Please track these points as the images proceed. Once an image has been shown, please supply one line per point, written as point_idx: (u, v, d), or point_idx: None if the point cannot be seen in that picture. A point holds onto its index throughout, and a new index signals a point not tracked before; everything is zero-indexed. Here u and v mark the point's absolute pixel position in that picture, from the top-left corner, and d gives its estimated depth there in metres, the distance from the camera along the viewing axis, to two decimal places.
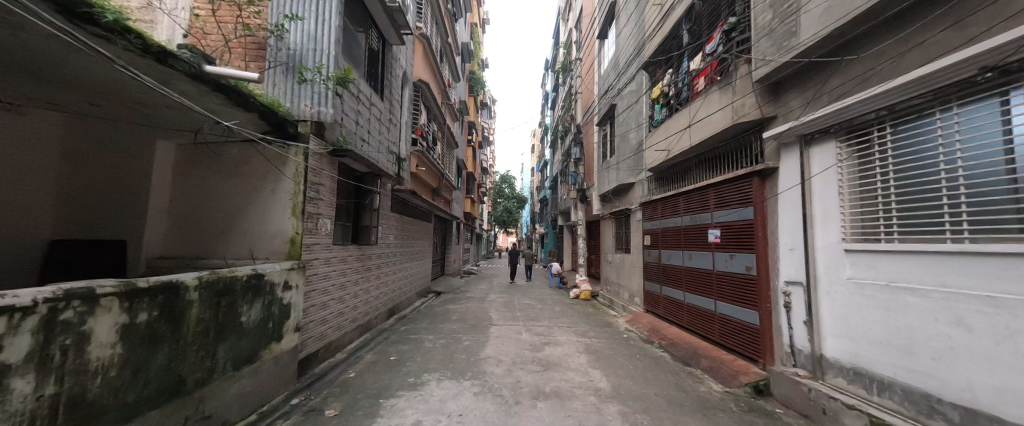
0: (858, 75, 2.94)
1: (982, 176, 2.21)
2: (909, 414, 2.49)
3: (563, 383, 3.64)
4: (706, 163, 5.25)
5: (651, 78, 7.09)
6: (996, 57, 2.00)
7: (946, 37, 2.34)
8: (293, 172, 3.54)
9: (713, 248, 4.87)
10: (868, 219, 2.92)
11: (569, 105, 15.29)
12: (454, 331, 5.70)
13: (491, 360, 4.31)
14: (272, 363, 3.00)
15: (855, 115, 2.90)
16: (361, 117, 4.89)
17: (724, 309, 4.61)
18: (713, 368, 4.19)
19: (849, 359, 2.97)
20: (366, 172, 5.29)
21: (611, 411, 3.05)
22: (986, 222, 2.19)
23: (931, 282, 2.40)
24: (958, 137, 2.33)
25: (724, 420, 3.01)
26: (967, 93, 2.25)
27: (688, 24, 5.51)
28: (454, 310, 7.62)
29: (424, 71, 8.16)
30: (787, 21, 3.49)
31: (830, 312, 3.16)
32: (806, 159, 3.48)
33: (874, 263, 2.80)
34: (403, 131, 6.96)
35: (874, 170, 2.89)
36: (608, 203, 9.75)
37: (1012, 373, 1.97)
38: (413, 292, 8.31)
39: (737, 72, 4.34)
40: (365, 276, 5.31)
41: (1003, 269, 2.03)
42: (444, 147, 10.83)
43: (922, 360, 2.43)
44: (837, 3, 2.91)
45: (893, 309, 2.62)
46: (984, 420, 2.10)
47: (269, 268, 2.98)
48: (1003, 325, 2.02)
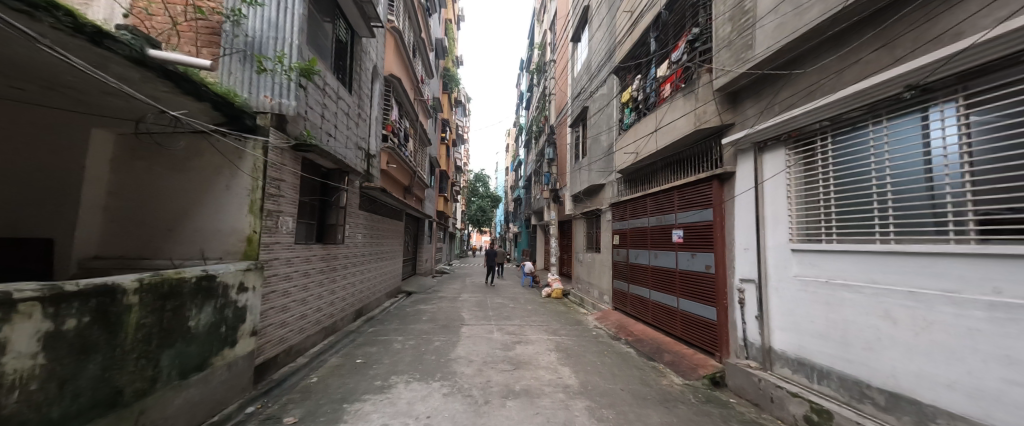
0: (805, 88, 3.18)
1: (907, 183, 2.47)
2: (843, 400, 2.74)
3: (533, 382, 3.68)
4: (671, 166, 5.48)
5: (621, 82, 7.30)
6: (919, 76, 2.23)
7: (877, 57, 2.59)
8: (252, 167, 3.34)
9: (677, 248, 5.09)
10: (812, 221, 3.17)
11: (543, 106, 15.44)
12: (425, 332, 5.60)
13: (462, 360, 4.28)
14: (226, 369, 2.82)
15: (802, 125, 3.14)
16: (327, 111, 4.69)
17: (686, 305, 4.84)
18: (674, 362, 4.39)
19: (794, 350, 3.22)
20: (332, 168, 5.08)
21: (578, 407, 3.13)
22: (909, 225, 2.44)
23: (864, 279, 2.65)
24: (887, 148, 2.58)
25: (684, 412, 3.16)
26: (896, 108, 2.50)
27: (655, 32, 5.74)
28: (425, 310, 7.49)
29: (396, 66, 7.96)
30: (744, 34, 3.71)
31: (779, 307, 3.40)
32: (759, 164, 3.72)
33: (817, 261, 3.05)
34: (373, 126, 6.74)
35: (818, 176, 3.13)
36: (580, 204, 9.96)
37: (929, 360, 2.22)
38: (383, 292, 8.08)
39: (699, 80, 4.56)
40: (330, 276, 5.10)
41: (923, 267, 2.28)
42: (416, 144, 10.60)
43: (854, 349, 2.68)
44: (787, 20, 3.13)
45: (832, 303, 2.87)
46: (904, 403, 2.35)
47: (222, 269, 2.78)
48: (922, 317, 2.27)
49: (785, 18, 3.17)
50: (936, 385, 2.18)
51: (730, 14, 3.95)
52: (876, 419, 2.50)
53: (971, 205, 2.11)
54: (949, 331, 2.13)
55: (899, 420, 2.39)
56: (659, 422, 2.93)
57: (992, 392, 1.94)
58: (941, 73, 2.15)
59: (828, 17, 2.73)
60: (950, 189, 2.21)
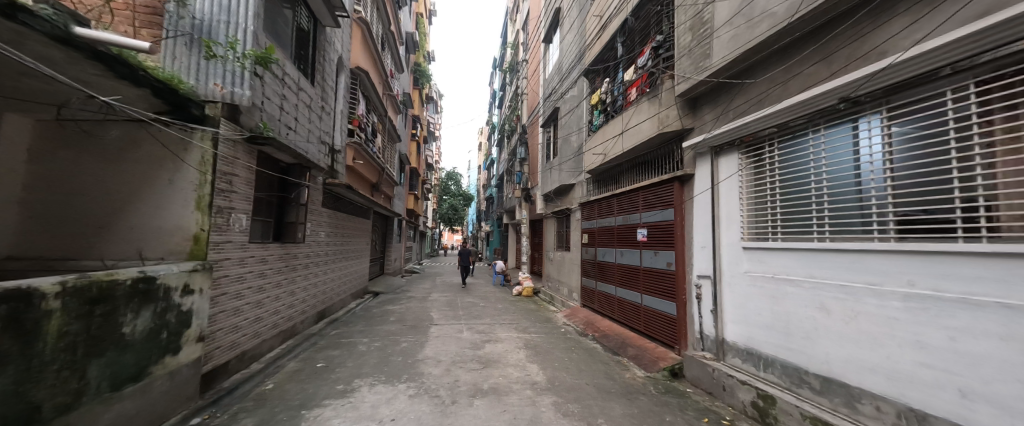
0: (755, 96, 3.42)
1: (840, 187, 2.71)
2: (784, 385, 2.98)
3: (501, 380, 3.69)
4: (636, 168, 5.69)
5: (590, 84, 7.47)
6: (851, 89, 2.47)
7: (816, 70, 2.84)
8: (199, 160, 3.10)
9: (641, 246, 5.29)
10: (760, 221, 3.41)
11: (516, 105, 15.49)
12: (391, 333, 5.45)
13: (429, 361, 4.21)
14: (167, 379, 2.59)
15: (752, 131, 3.37)
16: (286, 102, 4.44)
17: (649, 301, 5.04)
18: (637, 355, 4.57)
19: (744, 341, 3.45)
20: (292, 163, 4.81)
21: (545, 403, 3.18)
22: (843, 225, 2.68)
23: (804, 274, 2.89)
24: (824, 154, 2.82)
25: (645, 403, 3.30)
26: (833, 117, 2.74)
27: (622, 37, 5.92)
28: (393, 311, 7.30)
29: (363, 59, 7.67)
30: (702, 43, 3.92)
31: (731, 301, 3.63)
32: (715, 167, 3.94)
33: (764, 258, 3.29)
34: (337, 120, 6.45)
35: (766, 179, 3.38)
36: (551, 203, 10.11)
37: (856, 347, 2.46)
38: (348, 293, 7.79)
39: (663, 85, 4.75)
40: (289, 277, 4.84)
41: (852, 263, 2.53)
42: (385, 140, 10.28)
43: (795, 339, 2.92)
44: (741, 32, 3.34)
45: (776, 297, 3.10)
46: (836, 386, 2.59)
47: (163, 271, 2.56)
48: (851, 308, 2.51)
49: (738, 30, 3.38)
50: (861, 369, 2.43)
51: (690, 23, 4.15)
52: (812, 402, 2.73)
53: (892, 207, 2.36)
54: (873, 320, 2.37)
55: (831, 402, 2.62)
56: (621, 414, 3.04)
57: (906, 373, 2.19)
58: (871, 87, 2.38)
59: (775, 31, 2.95)
60: (875, 192, 2.46)
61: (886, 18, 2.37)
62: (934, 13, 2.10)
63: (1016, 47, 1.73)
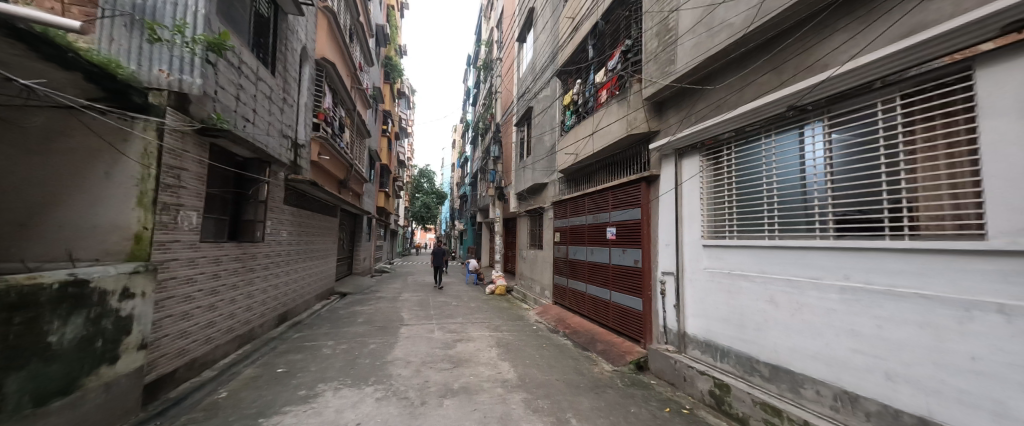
0: (713, 102, 3.62)
1: (787, 188, 2.93)
2: (738, 373, 3.19)
3: (472, 378, 3.68)
4: (606, 168, 5.84)
5: (563, 85, 7.58)
6: (797, 97, 2.67)
7: (767, 79, 3.05)
8: (142, 152, 2.86)
9: (611, 244, 5.45)
10: (718, 220, 3.61)
11: (490, 103, 15.44)
12: (359, 335, 5.28)
13: (399, 362, 4.12)
14: (103, 391, 2.37)
15: (712, 135, 3.56)
16: (243, 92, 4.17)
17: (617, 298, 5.20)
18: (606, 351, 4.70)
19: (703, 334, 3.65)
20: (249, 157, 4.53)
21: (515, 400, 3.20)
22: (790, 224, 2.89)
23: (756, 269, 3.10)
24: (774, 158, 3.04)
25: (612, 396, 3.41)
26: (782, 124, 2.96)
27: (593, 40, 6.05)
28: (361, 312, 7.08)
29: (330, 50, 7.35)
30: (668, 49, 4.08)
31: (692, 296, 3.83)
32: (678, 168, 4.13)
33: (722, 255, 3.49)
34: (301, 113, 6.15)
35: (724, 181, 3.58)
36: (524, 202, 10.20)
37: (799, 336, 2.68)
38: (312, 294, 7.46)
39: (631, 88, 4.90)
40: (246, 278, 4.57)
41: (798, 259, 2.74)
42: (354, 135, 9.92)
43: (748, 330, 3.12)
44: (702, 40, 3.51)
45: (732, 291, 3.30)
46: (782, 373, 2.80)
47: (97, 273, 2.33)
48: (796, 300, 2.72)
49: (699, 38, 3.55)
50: (804, 356, 2.63)
51: (657, 29, 4.31)
52: (762, 388, 2.94)
53: (831, 208, 2.57)
54: (814, 311, 2.58)
55: (778, 388, 2.83)
56: (589, 408, 3.12)
57: (840, 359, 2.41)
58: (815, 96, 2.59)
59: (733, 41, 3.13)
60: (817, 194, 2.68)
61: (828, 33, 2.59)
62: (869, 31, 2.32)
63: (939, 64, 1.94)
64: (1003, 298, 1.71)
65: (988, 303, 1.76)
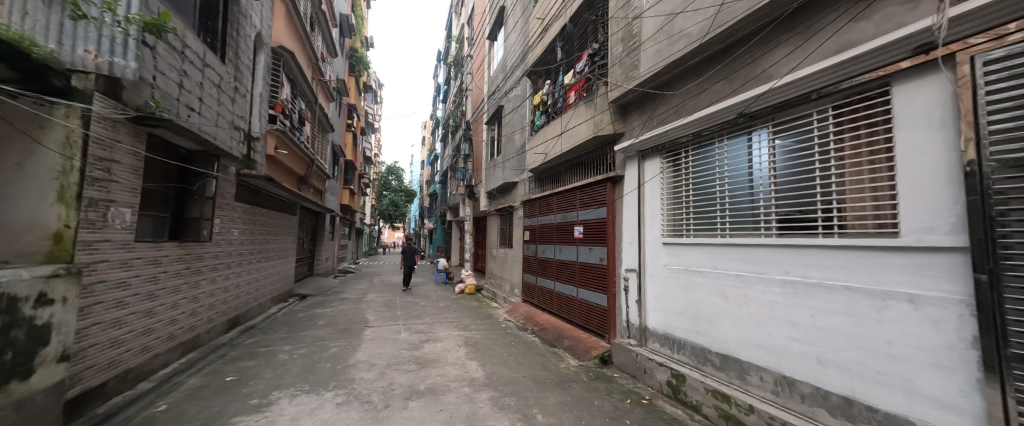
0: (672, 107, 3.81)
1: (737, 190, 3.14)
2: (693, 363, 3.39)
3: (439, 379, 3.63)
4: (574, 168, 5.97)
5: (533, 85, 7.64)
6: (746, 104, 2.88)
7: (720, 87, 3.25)
8: (63, 142, 2.55)
9: (578, 242, 5.58)
10: (677, 219, 3.80)
11: (461, 100, 15.29)
12: (319, 339, 5.05)
13: (361, 365, 3.98)
14: (13, 410, 2.09)
15: (671, 138, 3.75)
16: (187, 79, 3.83)
17: (584, 294, 5.34)
18: (572, 346, 4.82)
19: (662, 328, 3.83)
20: (194, 149, 4.18)
21: (482, 398, 3.20)
22: (739, 223, 3.10)
23: (710, 265, 3.30)
24: (726, 161, 3.24)
25: (577, 390, 3.50)
26: (733, 130, 3.16)
27: (562, 42, 6.16)
28: (323, 314, 6.77)
29: (288, 38, 6.93)
30: (631, 54, 4.24)
31: (652, 292, 4.01)
32: (641, 169, 4.30)
33: (680, 252, 3.68)
34: (255, 103, 5.75)
35: (682, 182, 3.78)
36: (494, 201, 10.21)
37: (746, 327, 2.88)
38: (268, 297, 7.03)
39: (598, 91, 5.03)
40: (191, 281, 4.22)
41: (745, 255, 2.95)
42: (315, 129, 9.43)
43: (702, 323, 3.32)
44: (662, 47, 3.68)
45: (688, 287, 3.50)
46: (731, 362, 3.01)
47: (7, 278, 2.04)
48: (744, 293, 2.92)
49: (660, 45, 3.72)
50: (750, 346, 2.84)
51: (622, 35, 4.46)
52: (713, 376, 3.14)
53: (774, 208, 2.79)
54: (759, 303, 2.79)
55: (727, 375, 3.03)
56: (555, 403, 3.19)
57: (780, 347, 2.62)
58: (762, 104, 2.80)
59: (690, 49, 3.31)
60: (763, 195, 2.90)
61: (772, 47, 2.81)
62: (806, 47, 2.55)
63: (864, 79, 2.17)
64: (913, 289, 1.94)
65: (900, 292, 1.99)
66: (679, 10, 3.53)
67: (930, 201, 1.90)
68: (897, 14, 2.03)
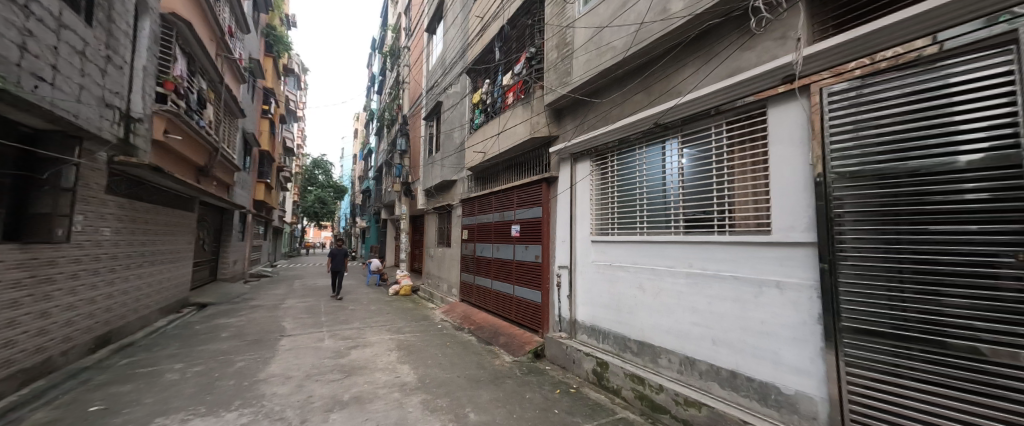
0: (600, 114, 4.09)
1: (653, 192, 3.48)
2: (614, 351, 3.69)
3: (366, 386, 3.43)
4: (511, 168, 6.09)
5: (472, 83, 7.62)
6: (662, 115, 3.20)
7: (640, 98, 3.58)
8: None
9: (515, 241, 5.68)
10: (603, 218, 4.09)
11: (397, 93, 14.61)
12: (221, 353, 4.41)
13: (275, 378, 3.59)
14: None
15: (599, 143, 4.03)
16: (32, 41, 3.05)
17: (519, 291, 5.46)
18: (508, 343, 4.92)
19: (589, 320, 4.10)
20: (44, 129, 3.35)
21: (413, 402, 3.09)
22: (655, 222, 3.43)
23: (630, 260, 3.61)
24: (645, 166, 3.58)
25: (510, 385, 3.58)
26: (650, 138, 3.50)
27: (500, 43, 6.24)
28: (228, 325, 5.94)
29: (184, 4, 5.92)
30: (565, 61, 4.45)
31: (581, 287, 4.27)
32: (573, 171, 4.53)
33: (606, 249, 3.97)
34: (136, 77, 4.81)
35: (608, 184, 4.06)
36: (432, 199, 9.95)
37: (659, 315, 3.22)
38: (155, 309, 5.93)
39: (534, 94, 5.18)
40: (36, 292, 3.37)
41: (659, 251, 3.28)
42: (220, 113, 8.22)
43: (623, 313, 3.62)
44: (592, 57, 3.92)
45: (612, 280, 3.80)
46: (646, 347, 3.33)
47: None
48: (658, 285, 3.25)
49: (590, 55, 3.96)
50: (661, 332, 3.18)
51: (557, 41, 4.65)
52: (631, 362, 3.45)
53: (682, 209, 3.15)
54: (669, 293, 3.15)
55: (642, 360, 3.36)
56: (487, 399, 3.22)
57: (685, 331, 2.97)
58: (672, 116, 3.15)
59: (615, 60, 3.58)
60: (674, 197, 3.25)
61: (680, 65, 3.17)
62: (707, 68, 2.92)
63: (750, 99, 2.56)
64: (780, 276, 2.35)
65: (771, 280, 2.40)
66: (606, 23, 3.79)
67: (791, 205, 2.32)
68: (772, 48, 2.44)
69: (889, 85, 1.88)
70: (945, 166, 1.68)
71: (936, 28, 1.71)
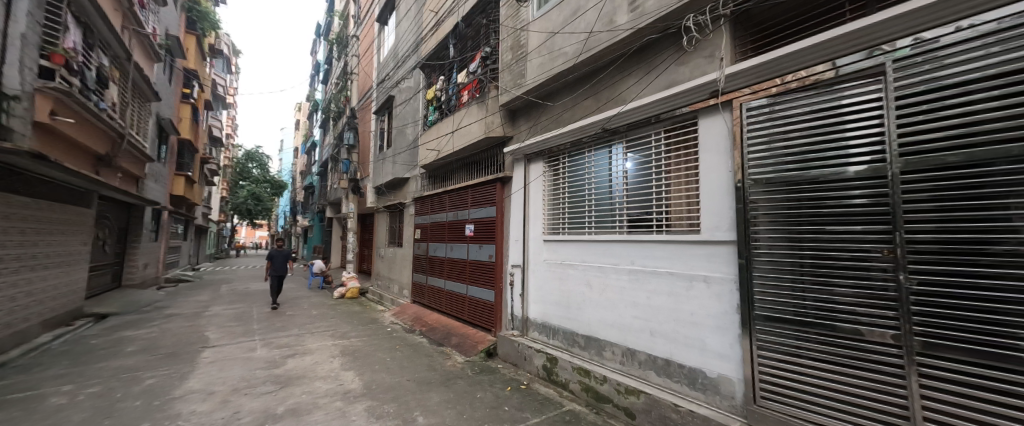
0: (552, 116, 4.20)
1: (601, 194, 3.64)
2: (563, 346, 3.83)
3: (305, 397, 3.20)
4: (465, 167, 6.03)
5: (426, 78, 7.43)
6: (609, 120, 3.38)
7: (589, 103, 3.75)
8: None
9: (469, 240, 5.65)
10: (554, 219, 4.21)
11: (345, 84, 13.79)
12: (126, 370, 3.83)
13: (195, 395, 3.20)
14: None
15: (551, 146, 4.14)
16: None
17: (473, 291, 5.44)
18: (460, 344, 4.87)
19: (540, 318, 4.20)
20: None
21: (356, 410, 2.94)
22: (602, 222, 3.60)
23: (580, 259, 3.77)
24: (594, 169, 3.74)
25: (460, 385, 3.56)
26: (598, 143, 3.67)
27: (454, 40, 6.15)
28: (136, 338, 5.19)
29: None
30: (519, 63, 4.51)
31: (533, 285, 4.37)
32: (527, 171, 4.61)
33: (557, 248, 4.09)
34: (11, 46, 3.99)
35: (559, 185, 4.20)
36: (383, 197, 9.54)
37: (605, 310, 3.39)
38: (36, 322, 4.98)
39: (489, 93, 5.19)
40: None
41: (606, 249, 3.46)
42: (127, 94, 7.12)
43: (572, 310, 3.76)
44: (545, 61, 4.02)
45: (562, 278, 3.94)
46: (592, 342, 3.49)
47: None
48: (604, 281, 3.43)
49: (543, 59, 4.06)
50: (606, 326, 3.36)
51: (512, 42, 4.69)
52: (579, 356, 3.60)
53: (626, 210, 3.35)
54: (613, 289, 3.33)
55: (589, 353, 3.52)
56: (437, 402, 3.16)
57: (627, 324, 3.17)
58: (618, 122, 3.34)
59: (566, 66, 3.71)
60: (619, 199, 3.44)
61: (625, 75, 3.37)
62: (648, 78, 3.14)
63: (685, 110, 2.79)
64: (707, 271, 2.60)
65: (700, 274, 2.64)
66: (558, 29, 3.91)
67: (716, 206, 2.58)
68: (702, 64, 2.69)
69: (796, 103, 2.17)
70: (836, 175, 1.98)
71: (832, 56, 2.00)
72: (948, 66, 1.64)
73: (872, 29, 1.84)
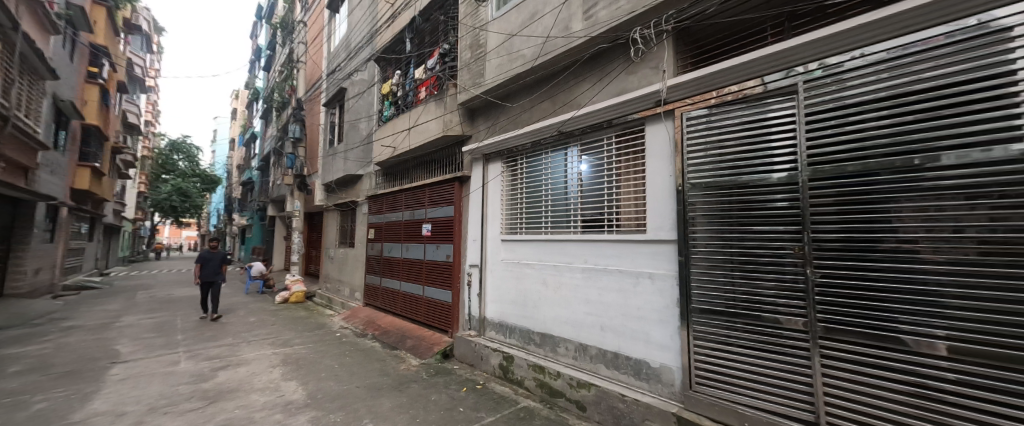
0: (511, 116, 4.23)
1: (557, 195, 3.74)
2: (519, 344, 3.88)
3: (239, 411, 2.93)
4: (423, 165, 5.88)
5: (380, 72, 7.13)
6: (565, 122, 3.48)
7: (546, 105, 3.83)
8: None
9: (425, 240, 5.52)
10: (512, 219, 4.26)
11: (291, 73, 12.79)
12: (9, 395, 3.24)
13: (101, 418, 2.79)
14: None
15: (510, 146, 4.18)
16: None
17: (429, 292, 5.32)
18: (415, 346, 4.74)
19: (498, 317, 4.22)
20: None
21: (299, 422, 2.75)
22: (558, 222, 3.70)
23: (536, 258, 3.84)
24: (551, 170, 3.82)
25: (414, 389, 3.46)
26: (555, 145, 3.76)
27: (411, 34, 5.97)
28: (23, 356, 4.40)
29: None
30: (478, 62, 4.49)
31: (491, 284, 4.38)
32: (485, 171, 4.60)
33: (515, 247, 4.14)
34: None
35: (517, 186, 4.25)
36: (333, 195, 9.00)
37: (559, 308, 3.49)
38: None
39: (448, 91, 5.11)
40: None
41: (562, 248, 3.56)
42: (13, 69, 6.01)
43: (529, 308, 3.83)
44: (504, 62, 4.04)
45: (520, 277, 3.99)
46: (547, 338, 3.58)
47: None
48: (559, 280, 3.53)
49: (502, 59, 4.08)
50: (560, 323, 3.47)
51: (470, 41, 4.67)
52: (534, 353, 3.67)
53: (580, 211, 3.47)
54: (567, 287, 3.45)
55: (544, 350, 3.61)
56: (389, 407, 3.05)
57: (580, 320, 3.29)
58: (573, 125, 3.45)
59: (524, 68, 3.76)
60: (573, 199, 3.56)
61: (579, 80, 3.49)
62: (600, 84, 3.29)
63: (634, 117, 2.96)
64: (652, 268, 2.79)
65: (645, 271, 2.82)
66: (516, 31, 3.95)
67: (660, 208, 2.77)
68: (649, 75, 2.88)
69: (729, 114, 2.39)
70: (761, 180, 2.22)
71: (761, 73, 2.23)
72: (848, 89, 1.91)
73: (790, 52, 2.08)
